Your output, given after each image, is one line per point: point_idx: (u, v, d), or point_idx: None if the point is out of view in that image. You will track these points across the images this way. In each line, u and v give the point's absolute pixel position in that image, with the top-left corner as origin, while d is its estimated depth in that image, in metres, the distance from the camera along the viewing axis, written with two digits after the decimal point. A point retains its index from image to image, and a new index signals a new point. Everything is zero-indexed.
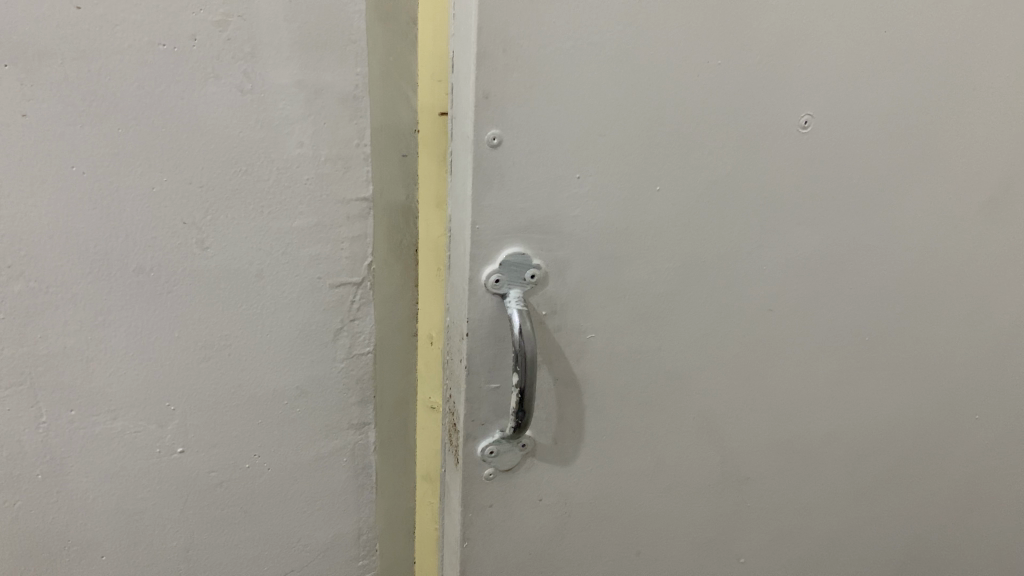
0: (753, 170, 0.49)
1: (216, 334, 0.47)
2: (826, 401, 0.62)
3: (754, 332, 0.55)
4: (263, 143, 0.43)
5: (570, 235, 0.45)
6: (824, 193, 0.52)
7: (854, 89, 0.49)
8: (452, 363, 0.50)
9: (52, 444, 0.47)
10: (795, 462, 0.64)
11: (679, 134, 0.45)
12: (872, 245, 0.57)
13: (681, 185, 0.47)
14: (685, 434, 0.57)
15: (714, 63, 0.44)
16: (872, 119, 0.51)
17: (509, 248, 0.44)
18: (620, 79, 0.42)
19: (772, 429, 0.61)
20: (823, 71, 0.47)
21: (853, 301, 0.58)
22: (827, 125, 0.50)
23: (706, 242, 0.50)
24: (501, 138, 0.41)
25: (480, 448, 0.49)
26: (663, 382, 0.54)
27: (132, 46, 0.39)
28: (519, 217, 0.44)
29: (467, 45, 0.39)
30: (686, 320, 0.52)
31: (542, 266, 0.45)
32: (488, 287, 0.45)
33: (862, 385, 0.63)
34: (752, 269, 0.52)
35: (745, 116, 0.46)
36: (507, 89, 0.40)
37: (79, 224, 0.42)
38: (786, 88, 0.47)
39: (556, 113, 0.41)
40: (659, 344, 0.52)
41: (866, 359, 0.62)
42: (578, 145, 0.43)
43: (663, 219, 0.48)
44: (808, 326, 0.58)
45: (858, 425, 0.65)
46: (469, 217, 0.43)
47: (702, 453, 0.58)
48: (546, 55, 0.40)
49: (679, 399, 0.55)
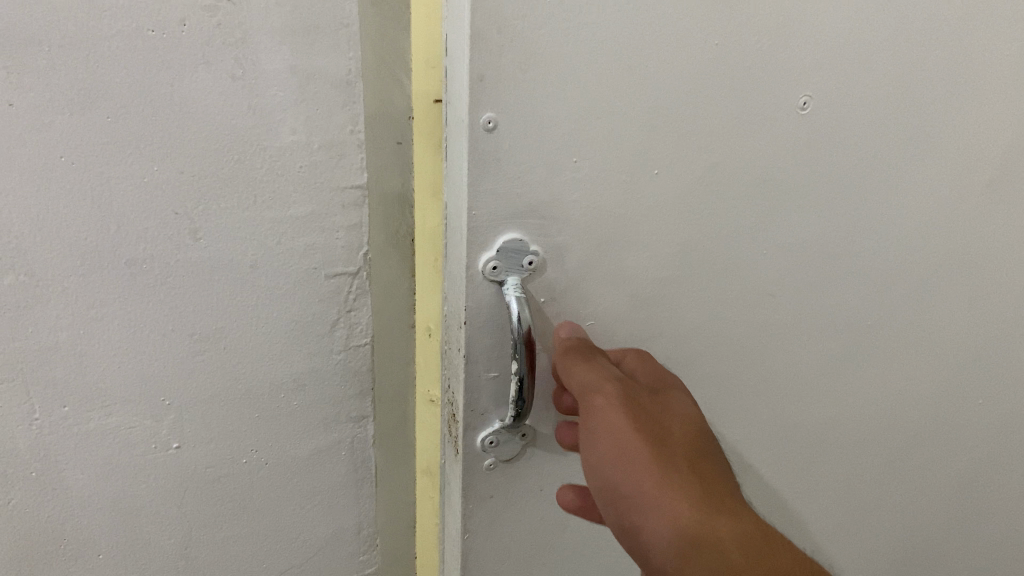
0: (752, 152, 0.48)
1: (210, 327, 0.46)
2: (828, 387, 0.62)
3: (754, 317, 0.55)
4: (256, 130, 0.42)
5: (568, 219, 0.45)
6: (824, 175, 0.52)
7: (854, 69, 0.48)
8: (449, 351, 0.49)
9: (46, 441, 0.46)
10: (797, 449, 0.64)
11: (677, 115, 0.44)
12: (872, 228, 0.56)
13: (679, 167, 0.46)
14: None
15: (713, 44, 0.43)
16: (871, 100, 0.50)
17: (506, 235, 0.43)
18: (618, 61, 0.41)
19: (774, 416, 0.60)
20: (822, 50, 0.46)
21: (854, 286, 0.58)
22: (829, 106, 0.49)
23: (706, 226, 0.49)
24: (497, 121, 0.40)
25: (480, 438, 0.48)
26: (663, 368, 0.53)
27: (120, 32, 0.38)
28: (516, 202, 0.43)
29: (461, 26, 0.38)
30: (685, 305, 0.51)
31: (539, 252, 0.45)
32: (485, 274, 0.44)
33: (864, 371, 0.63)
34: (754, 254, 0.52)
35: (744, 97, 0.45)
36: (503, 71, 0.39)
37: (69, 216, 0.41)
38: (786, 69, 0.46)
39: (552, 95, 0.40)
40: (659, 331, 0.51)
41: (869, 346, 0.62)
42: (575, 129, 0.42)
43: (662, 204, 0.47)
44: (810, 311, 0.57)
45: (860, 412, 0.65)
46: (465, 202, 0.42)
47: None
48: (545, 36, 0.39)
49: None
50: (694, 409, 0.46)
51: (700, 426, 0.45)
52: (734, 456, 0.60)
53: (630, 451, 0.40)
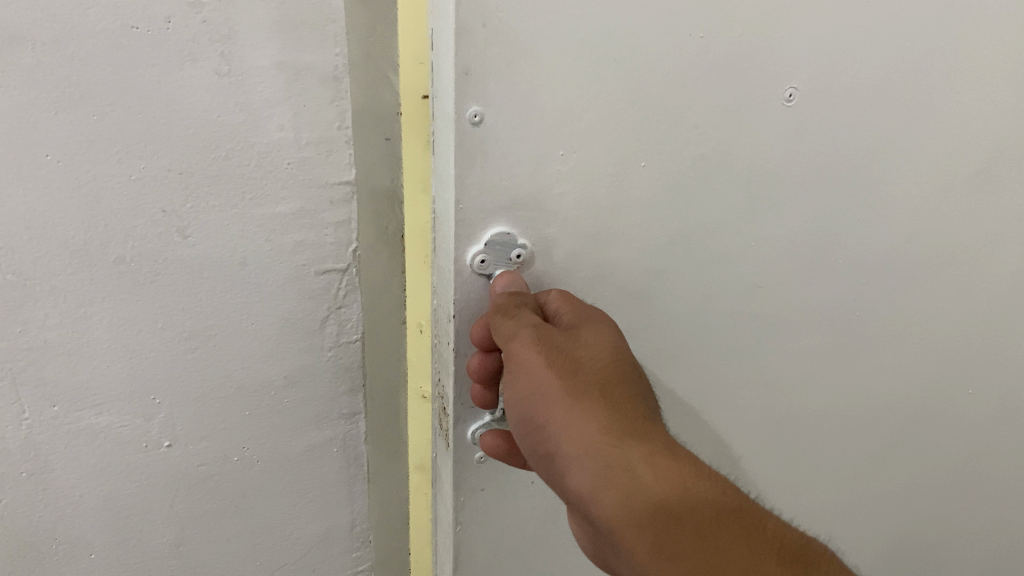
0: (739, 145, 0.48)
1: (200, 325, 0.46)
2: (819, 377, 0.62)
3: (744, 308, 0.55)
4: (243, 127, 0.42)
5: (557, 213, 0.45)
6: (812, 167, 0.52)
7: (840, 61, 0.48)
8: (438, 346, 0.49)
9: (36, 442, 0.45)
10: (788, 439, 0.64)
11: (664, 108, 0.44)
12: (860, 219, 0.56)
13: (668, 159, 0.46)
14: (675, 412, 0.57)
15: (699, 35, 0.43)
16: (857, 92, 0.51)
17: (493, 228, 0.44)
18: (605, 54, 0.41)
19: (766, 405, 0.61)
20: (808, 42, 0.47)
21: (844, 277, 0.58)
22: (816, 97, 0.49)
23: (694, 218, 0.49)
24: (482, 115, 0.40)
25: (471, 432, 0.49)
26: (653, 361, 0.53)
27: (105, 29, 0.38)
28: (506, 196, 0.43)
29: (445, 21, 0.38)
30: (675, 297, 0.52)
31: (528, 245, 0.45)
32: (473, 268, 0.44)
33: (855, 361, 0.63)
34: (743, 246, 0.52)
35: (732, 88, 0.46)
36: (489, 64, 0.39)
37: (56, 214, 0.41)
38: (773, 61, 0.46)
39: (539, 87, 0.40)
40: (649, 322, 0.51)
41: (860, 336, 0.62)
42: (561, 123, 0.42)
43: (650, 196, 0.47)
44: (800, 302, 0.57)
45: (851, 401, 0.66)
46: (451, 195, 0.42)
47: (694, 431, 0.58)
48: (531, 30, 0.39)
49: (668, 376, 0.55)
50: (619, 335, 0.44)
51: (624, 353, 0.43)
52: (723, 447, 0.61)
53: (541, 387, 0.40)
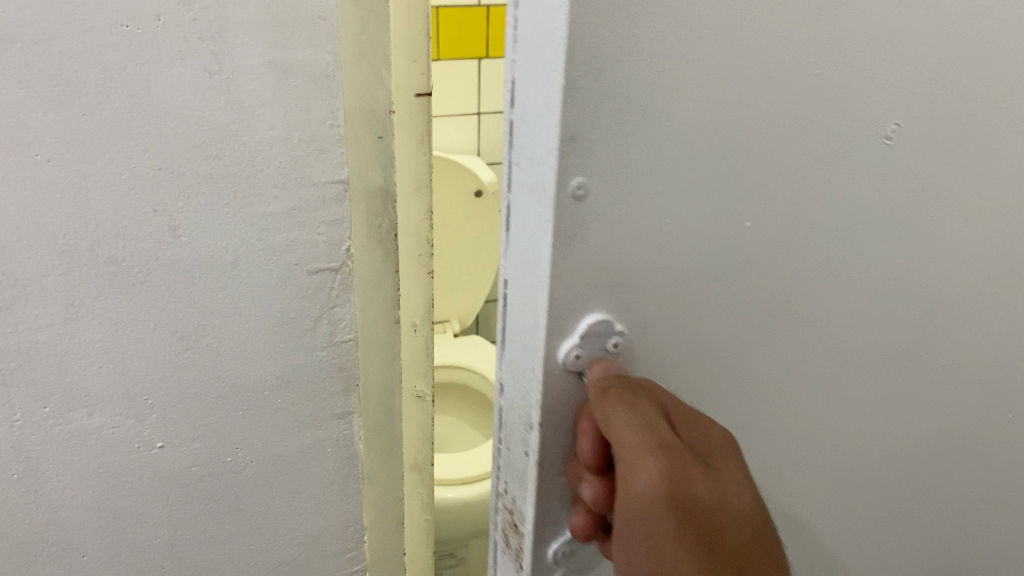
0: (862, 197, 0.39)
1: (192, 325, 0.46)
2: (943, 453, 0.51)
3: (854, 381, 0.45)
4: (234, 126, 0.42)
5: (656, 292, 0.36)
6: (943, 214, 0.42)
7: (976, 82, 0.38)
8: (510, 451, 0.40)
9: (27, 443, 0.45)
10: (907, 527, 0.53)
11: (771, 154, 0.35)
12: (998, 272, 0.45)
13: (774, 218, 0.37)
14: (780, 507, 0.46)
15: (805, 59, 0.33)
16: (996, 118, 0.40)
17: (592, 316, 0.35)
18: (706, 89, 0.32)
19: (877, 488, 0.50)
20: (942, 63, 0.37)
21: (974, 341, 0.47)
22: (921, 133, 0.38)
23: (777, 281, 0.39)
24: (587, 186, 0.31)
25: (551, 552, 0.40)
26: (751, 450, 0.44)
27: (94, 27, 0.37)
28: (602, 277, 0.34)
29: (546, 57, 0.29)
30: (776, 365, 0.41)
31: (626, 332, 0.36)
32: (567, 364, 0.35)
33: (989, 436, 0.52)
34: (863, 315, 0.42)
35: (838, 126, 0.36)
36: (591, 114, 0.30)
37: (45, 214, 0.40)
38: (889, 84, 0.36)
39: (639, 138, 0.31)
40: (749, 402, 0.42)
41: (995, 405, 0.51)
42: (637, 170, 0.32)
43: (731, 258, 0.37)
44: (921, 375, 0.47)
45: (988, 484, 0.54)
46: (545, 281, 0.33)
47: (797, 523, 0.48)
48: (636, 67, 0.30)
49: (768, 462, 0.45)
50: (751, 480, 0.34)
51: (755, 503, 0.33)
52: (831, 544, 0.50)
53: (631, 498, 0.32)
